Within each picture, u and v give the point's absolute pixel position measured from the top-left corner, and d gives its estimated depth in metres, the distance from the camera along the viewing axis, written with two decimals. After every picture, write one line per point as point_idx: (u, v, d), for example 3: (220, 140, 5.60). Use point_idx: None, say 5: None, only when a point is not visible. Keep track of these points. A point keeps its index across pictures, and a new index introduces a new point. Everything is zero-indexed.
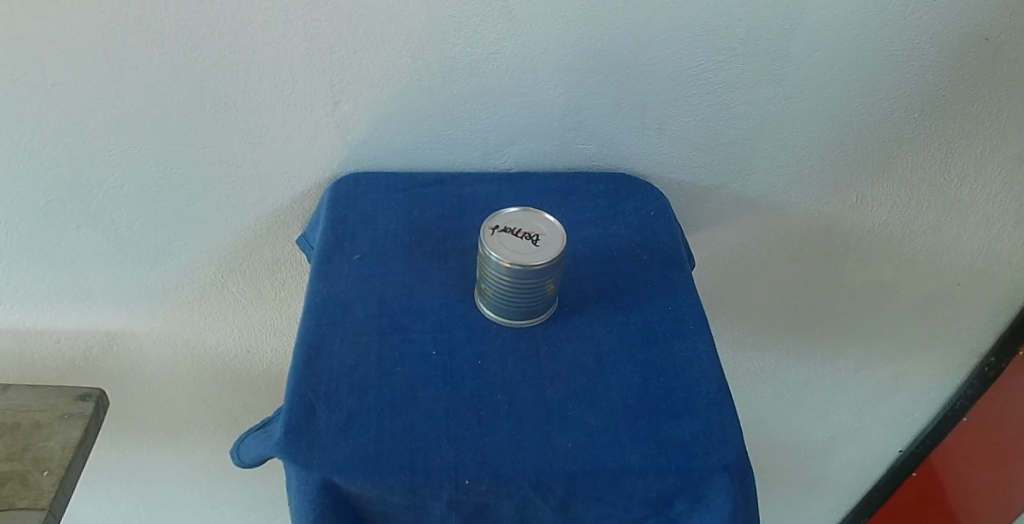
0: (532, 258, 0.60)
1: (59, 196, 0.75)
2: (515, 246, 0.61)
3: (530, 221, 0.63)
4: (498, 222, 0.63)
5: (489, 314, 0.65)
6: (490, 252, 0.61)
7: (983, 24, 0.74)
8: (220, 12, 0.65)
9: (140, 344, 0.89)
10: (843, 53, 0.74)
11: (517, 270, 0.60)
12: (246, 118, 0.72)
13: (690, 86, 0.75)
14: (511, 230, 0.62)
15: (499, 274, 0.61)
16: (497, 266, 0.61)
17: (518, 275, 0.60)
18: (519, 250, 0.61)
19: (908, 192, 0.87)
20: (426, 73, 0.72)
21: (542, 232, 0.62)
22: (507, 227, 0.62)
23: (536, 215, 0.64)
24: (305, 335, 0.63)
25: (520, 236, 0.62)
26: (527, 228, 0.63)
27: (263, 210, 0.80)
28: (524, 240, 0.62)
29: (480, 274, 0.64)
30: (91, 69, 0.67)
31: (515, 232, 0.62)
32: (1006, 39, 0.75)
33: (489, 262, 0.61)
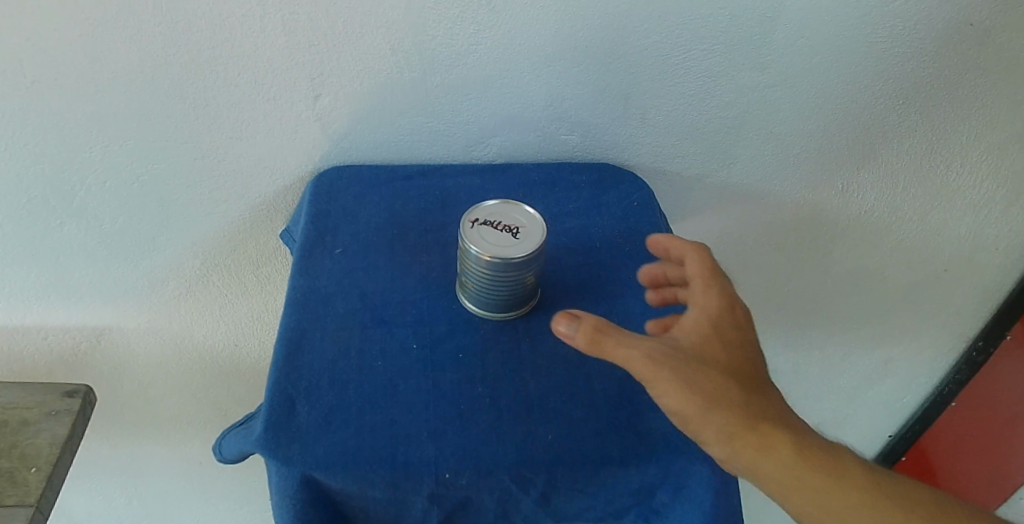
0: (513, 251, 0.60)
1: (43, 193, 0.74)
2: (495, 240, 0.61)
3: (510, 214, 0.63)
4: (478, 215, 0.63)
5: (470, 306, 0.65)
6: (469, 246, 0.61)
7: (967, 10, 0.73)
8: (197, 7, 0.65)
9: (128, 340, 0.89)
10: (825, 40, 0.74)
11: (497, 264, 0.60)
12: (227, 113, 0.72)
13: (673, 75, 0.75)
14: (490, 223, 0.63)
15: (479, 267, 0.61)
16: (476, 259, 0.61)
17: (501, 269, 0.60)
18: (499, 244, 0.61)
19: (892, 179, 0.87)
20: (407, 65, 0.71)
21: (521, 224, 0.62)
22: (487, 220, 0.62)
23: (516, 207, 0.64)
24: (285, 330, 0.63)
25: (500, 229, 0.62)
26: (507, 221, 0.63)
27: (247, 204, 0.80)
28: (505, 233, 0.62)
29: (461, 269, 0.64)
30: (70, 66, 0.67)
31: (495, 225, 0.62)
32: (990, 25, 0.75)
33: (468, 255, 0.61)
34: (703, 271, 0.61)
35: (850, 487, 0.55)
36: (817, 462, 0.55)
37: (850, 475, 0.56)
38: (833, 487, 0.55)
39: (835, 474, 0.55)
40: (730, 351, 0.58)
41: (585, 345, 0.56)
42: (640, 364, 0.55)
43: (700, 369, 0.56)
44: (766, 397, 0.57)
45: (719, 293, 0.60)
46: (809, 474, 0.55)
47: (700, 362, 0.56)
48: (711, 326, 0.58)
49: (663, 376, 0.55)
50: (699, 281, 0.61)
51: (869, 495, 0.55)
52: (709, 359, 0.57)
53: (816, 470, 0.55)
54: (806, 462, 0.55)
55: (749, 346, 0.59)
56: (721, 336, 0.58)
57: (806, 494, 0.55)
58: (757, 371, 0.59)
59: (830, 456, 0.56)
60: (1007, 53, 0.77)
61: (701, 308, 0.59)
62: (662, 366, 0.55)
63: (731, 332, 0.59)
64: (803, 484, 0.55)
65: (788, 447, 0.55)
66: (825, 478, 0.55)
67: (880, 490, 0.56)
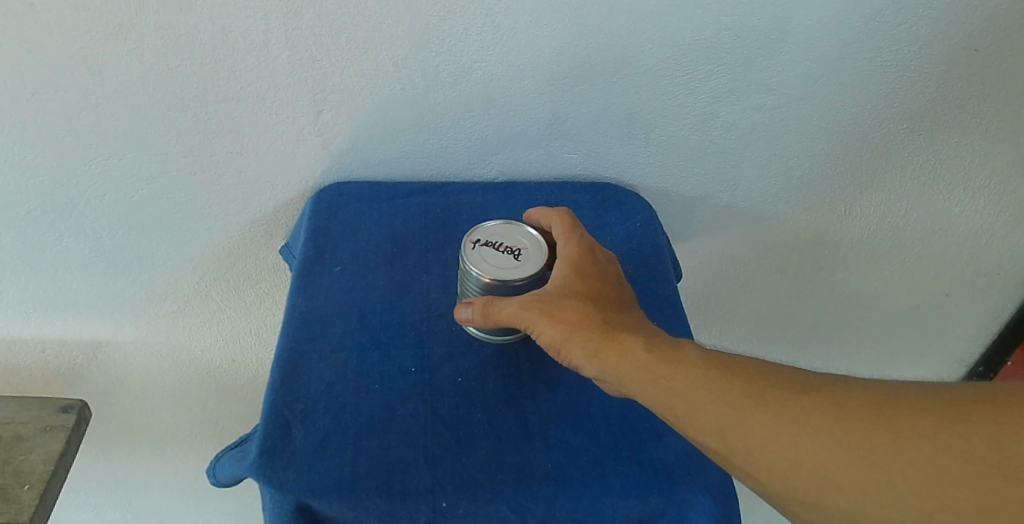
0: (513, 274, 0.61)
1: (41, 206, 0.74)
2: (495, 260, 0.62)
3: (513, 235, 0.64)
4: (479, 236, 0.64)
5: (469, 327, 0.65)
6: (470, 267, 0.61)
7: (974, 34, 0.73)
8: (200, 21, 0.64)
9: (125, 353, 0.88)
10: (831, 62, 0.74)
11: (497, 285, 0.61)
12: (228, 127, 0.72)
13: (678, 95, 0.75)
14: (492, 244, 0.63)
15: (479, 288, 0.62)
16: (478, 281, 0.61)
17: (499, 290, 0.61)
18: (499, 265, 0.62)
19: (897, 202, 0.87)
20: (410, 81, 0.71)
21: (523, 246, 0.63)
22: (488, 241, 0.63)
23: (518, 229, 0.65)
24: (282, 351, 0.62)
25: (501, 250, 0.63)
26: (508, 242, 0.64)
27: (246, 219, 0.79)
28: (506, 254, 0.63)
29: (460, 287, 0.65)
30: (71, 79, 0.66)
31: (496, 246, 0.63)
32: (997, 49, 0.74)
33: (469, 276, 0.62)
34: (562, 228, 0.66)
35: (767, 396, 0.52)
36: (715, 375, 0.53)
37: (760, 384, 0.53)
38: (747, 405, 0.52)
39: (741, 386, 0.53)
40: (589, 282, 0.61)
41: (477, 317, 0.60)
42: (513, 314, 0.59)
43: (557, 300, 0.59)
44: (637, 323, 0.59)
45: (577, 244, 0.64)
46: (707, 386, 0.53)
47: (561, 296, 0.60)
48: (569, 270, 0.62)
49: (529, 316, 0.59)
50: (561, 238, 0.65)
51: (789, 396, 0.52)
52: (567, 294, 0.60)
53: (719, 385, 0.53)
54: (703, 376, 0.54)
55: (608, 280, 0.63)
56: (580, 272, 0.62)
57: (717, 415, 0.52)
58: (617, 299, 0.61)
59: (728, 367, 0.54)
60: (1014, 77, 0.77)
61: (562, 260, 0.63)
62: (528, 308, 0.59)
63: (590, 270, 0.62)
64: (708, 401, 0.53)
65: (674, 362, 0.55)
66: (734, 394, 0.52)
67: (800, 390, 0.52)
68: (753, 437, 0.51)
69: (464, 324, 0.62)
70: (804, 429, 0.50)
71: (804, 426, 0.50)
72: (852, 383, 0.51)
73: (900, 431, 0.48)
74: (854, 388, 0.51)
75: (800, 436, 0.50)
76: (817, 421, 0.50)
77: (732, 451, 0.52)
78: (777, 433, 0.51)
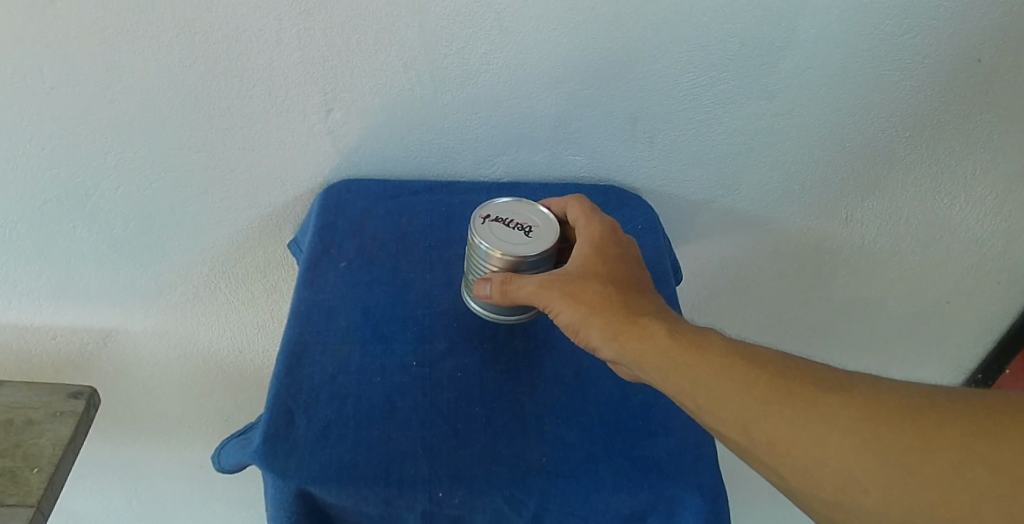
0: (524, 249, 0.63)
1: (56, 196, 0.76)
2: (507, 236, 0.63)
3: (524, 212, 0.66)
4: (489, 212, 0.65)
5: (477, 306, 0.66)
6: (480, 241, 0.63)
7: (978, 44, 0.74)
8: (214, 20, 0.66)
9: (134, 342, 0.90)
10: (835, 69, 0.75)
11: (507, 259, 0.62)
12: (240, 123, 0.73)
13: (682, 100, 0.76)
14: (502, 220, 0.65)
15: (489, 263, 0.63)
16: (487, 255, 0.63)
17: (510, 267, 0.62)
18: (511, 240, 0.63)
19: (899, 210, 0.87)
20: (418, 82, 0.72)
21: (534, 223, 0.65)
22: (498, 217, 0.65)
23: (529, 207, 0.66)
24: (287, 343, 0.64)
25: (512, 226, 0.64)
26: (520, 219, 0.65)
27: (256, 214, 0.81)
28: (517, 231, 0.64)
29: (467, 264, 0.66)
30: (88, 74, 0.68)
31: (507, 223, 0.65)
32: (1002, 59, 0.75)
33: (479, 251, 0.63)
34: (582, 211, 0.67)
35: (796, 392, 0.53)
36: (743, 368, 0.55)
37: (788, 379, 0.54)
38: (775, 399, 0.53)
39: (769, 380, 0.54)
40: (611, 266, 0.63)
41: (494, 293, 0.62)
42: (532, 292, 0.61)
43: (581, 283, 0.61)
44: (666, 314, 0.60)
45: (600, 226, 0.65)
46: (734, 378, 0.54)
47: (582, 277, 0.61)
48: (590, 251, 0.63)
49: (550, 295, 0.60)
50: (582, 220, 0.66)
51: (818, 393, 0.53)
52: (588, 275, 0.62)
53: (746, 377, 0.54)
54: (731, 368, 0.55)
55: (628, 262, 0.64)
56: (603, 255, 0.63)
57: (744, 408, 0.53)
58: (638, 284, 0.62)
59: (756, 360, 0.55)
60: (1018, 87, 0.77)
61: (584, 240, 0.65)
62: (549, 289, 0.61)
63: (613, 254, 0.64)
64: (735, 394, 0.54)
65: (701, 353, 0.56)
66: (762, 388, 0.53)
67: (830, 387, 0.53)
68: (776, 429, 0.52)
69: (481, 299, 0.63)
70: (832, 428, 0.51)
71: (834, 425, 0.51)
72: (882, 387, 0.52)
73: (931, 439, 0.49)
74: (882, 390, 0.52)
75: (827, 435, 0.51)
76: (846, 421, 0.51)
77: (755, 445, 0.53)
78: (802, 427, 0.52)
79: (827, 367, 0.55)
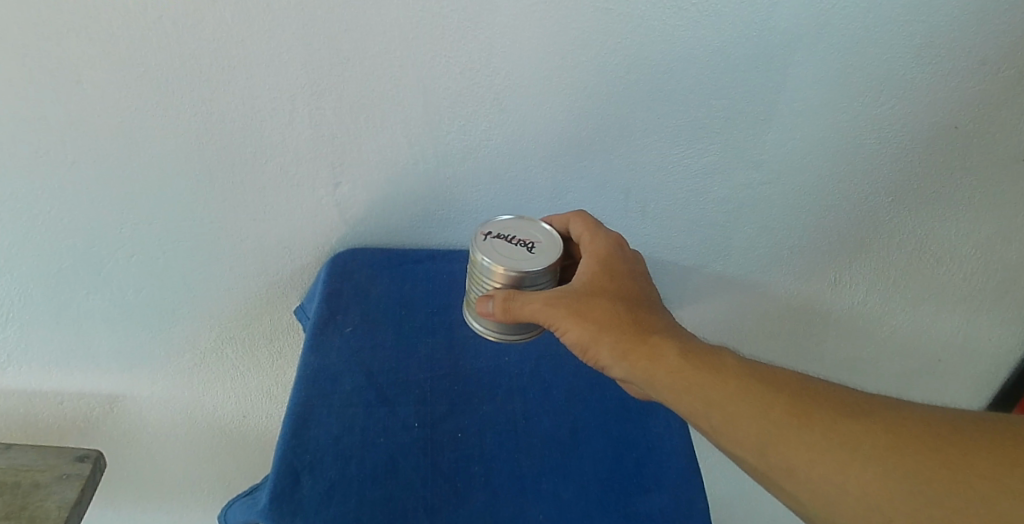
0: (527, 264, 0.64)
1: (72, 264, 0.79)
2: (509, 252, 0.65)
3: (526, 230, 0.68)
4: (490, 229, 0.67)
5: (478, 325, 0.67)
6: (482, 257, 0.64)
7: (952, 114, 0.78)
8: (232, 100, 0.71)
9: (140, 407, 0.92)
10: (816, 141, 0.79)
11: (509, 275, 0.63)
12: (252, 195, 0.77)
13: (672, 173, 0.80)
14: (504, 236, 0.66)
15: (491, 279, 0.64)
16: (489, 271, 0.64)
17: (513, 282, 0.64)
18: (513, 255, 0.64)
19: (885, 274, 0.91)
20: (422, 157, 0.77)
21: (535, 240, 0.66)
22: (500, 233, 0.66)
23: (530, 225, 0.68)
24: (294, 405, 0.66)
25: (514, 242, 0.66)
26: (522, 235, 0.67)
27: (264, 281, 0.84)
28: (519, 247, 0.66)
29: (471, 282, 0.68)
30: (110, 149, 0.72)
31: (508, 239, 0.66)
32: (975, 128, 0.79)
33: (480, 267, 0.65)
34: (586, 228, 0.70)
35: (813, 416, 0.57)
36: (757, 391, 0.58)
37: (801, 402, 0.57)
38: (788, 421, 0.57)
39: (783, 403, 0.58)
40: (619, 283, 0.66)
41: (496, 310, 0.64)
42: (536, 309, 0.63)
43: (588, 300, 0.63)
44: (680, 335, 0.63)
45: (605, 242, 0.68)
46: (752, 403, 0.58)
47: (589, 295, 0.64)
48: (596, 268, 0.66)
49: (556, 313, 0.63)
50: (588, 236, 0.69)
51: (836, 419, 0.56)
52: (595, 292, 0.64)
53: (764, 401, 0.58)
54: (746, 391, 0.58)
55: (634, 277, 0.67)
56: (611, 272, 0.66)
57: (762, 431, 0.57)
58: (647, 301, 0.65)
59: (773, 385, 0.59)
60: (993, 155, 0.82)
61: (590, 257, 0.67)
62: (555, 306, 0.63)
63: (620, 270, 0.67)
64: (751, 416, 0.58)
65: (716, 375, 0.59)
66: (777, 410, 0.57)
67: (848, 413, 0.56)
68: (795, 453, 0.56)
69: (484, 315, 0.65)
70: (853, 454, 0.55)
71: (855, 450, 0.55)
72: (901, 413, 0.56)
73: (955, 465, 0.52)
74: (901, 417, 0.55)
75: (847, 461, 0.55)
76: (867, 448, 0.55)
77: (776, 469, 0.57)
78: (822, 452, 0.55)
79: (843, 391, 0.58)
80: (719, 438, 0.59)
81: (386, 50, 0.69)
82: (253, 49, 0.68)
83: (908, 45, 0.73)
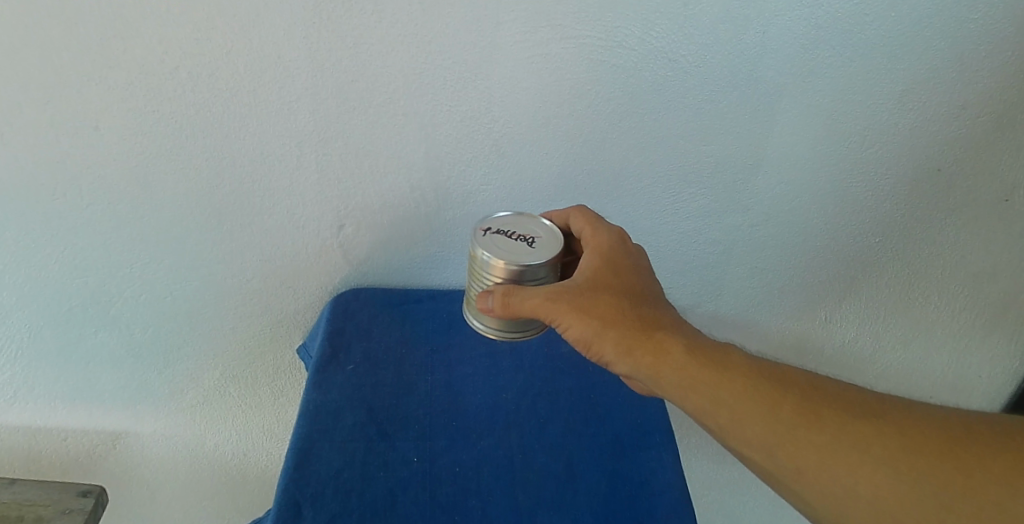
0: (527, 257, 0.64)
1: (82, 302, 0.81)
2: (510, 246, 0.65)
3: (526, 226, 0.68)
4: (490, 224, 0.67)
5: (478, 323, 0.67)
6: (482, 251, 0.64)
7: (934, 157, 0.81)
8: (242, 146, 0.74)
9: (142, 444, 0.93)
10: (803, 185, 0.82)
11: (510, 269, 0.63)
12: (259, 236, 0.80)
13: (665, 215, 0.83)
14: (504, 232, 0.67)
15: (492, 273, 0.64)
16: (490, 265, 0.64)
17: (515, 276, 0.64)
18: (513, 250, 0.64)
19: (874, 313, 0.93)
20: (423, 200, 0.79)
21: (536, 235, 0.67)
22: (500, 229, 0.66)
23: (530, 221, 0.68)
24: (296, 440, 0.68)
25: (514, 237, 0.66)
26: (522, 231, 0.67)
27: (268, 320, 0.86)
28: (519, 241, 0.66)
29: (470, 279, 0.68)
30: (123, 191, 0.75)
31: (509, 234, 0.66)
32: (957, 170, 0.82)
33: (481, 262, 0.65)
34: (586, 222, 0.71)
35: (823, 418, 0.59)
36: (765, 391, 0.61)
37: (812, 404, 0.60)
38: (795, 420, 0.59)
39: (789, 403, 0.60)
40: (622, 277, 0.67)
41: (496, 305, 0.64)
42: (538, 305, 0.63)
43: (592, 295, 0.64)
44: (686, 331, 0.64)
45: (608, 235, 0.69)
46: (763, 404, 0.60)
47: (593, 290, 0.65)
48: (598, 262, 0.67)
49: (558, 308, 0.63)
50: (589, 230, 0.70)
51: (845, 421, 0.59)
52: (598, 287, 0.65)
53: (775, 402, 0.60)
54: (755, 391, 0.61)
55: (636, 271, 0.68)
56: (614, 267, 0.67)
57: (772, 431, 0.59)
58: (650, 296, 0.67)
59: (782, 385, 0.61)
60: (975, 196, 0.84)
61: (591, 250, 0.68)
62: (558, 301, 0.63)
63: (623, 264, 0.67)
64: (761, 416, 0.60)
65: (724, 374, 0.61)
66: (784, 410, 0.60)
67: (857, 416, 0.59)
68: (805, 455, 0.59)
69: (484, 311, 0.65)
70: (864, 456, 0.57)
71: (866, 452, 0.57)
72: (910, 417, 0.58)
73: (966, 470, 0.55)
74: (910, 420, 0.58)
75: (858, 463, 0.57)
76: (878, 451, 0.57)
77: (786, 470, 0.60)
78: (833, 454, 0.58)
79: (850, 393, 0.61)
80: (727, 436, 0.61)
81: (390, 99, 0.73)
82: (263, 98, 0.71)
83: (889, 94, 0.77)
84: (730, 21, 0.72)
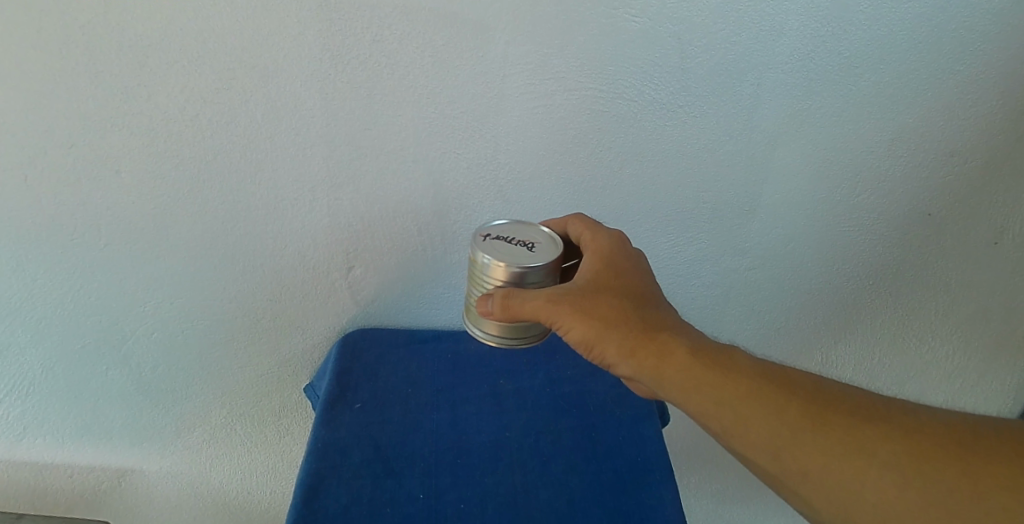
0: (527, 260, 0.65)
1: (95, 340, 0.84)
2: (510, 250, 0.66)
3: (525, 232, 0.69)
4: (489, 232, 0.68)
5: (478, 331, 0.67)
6: (482, 255, 0.65)
7: (923, 202, 0.84)
8: (257, 190, 0.77)
9: (147, 482, 0.95)
10: (797, 230, 0.85)
11: (510, 272, 0.64)
12: (270, 277, 0.82)
13: (664, 259, 0.86)
14: (503, 238, 0.67)
15: (491, 277, 0.65)
16: (490, 268, 0.65)
17: (515, 279, 0.64)
18: (513, 255, 0.65)
19: (869, 354, 0.95)
20: (430, 244, 0.82)
21: (535, 241, 0.67)
22: (499, 235, 0.67)
23: (529, 228, 0.69)
24: (304, 477, 0.69)
25: (514, 243, 0.67)
26: (522, 237, 0.68)
27: (277, 359, 0.88)
28: (519, 246, 0.67)
29: (469, 285, 0.68)
30: (140, 232, 0.78)
31: (508, 240, 0.67)
32: (945, 214, 0.85)
33: (480, 266, 0.65)
34: (585, 227, 0.72)
35: (827, 421, 0.59)
36: (768, 393, 0.61)
37: (816, 406, 0.60)
38: (800, 423, 0.59)
39: (793, 405, 0.60)
40: (623, 279, 0.67)
41: (496, 309, 0.64)
42: (539, 307, 0.63)
43: (595, 297, 0.65)
44: (688, 332, 0.65)
45: (608, 238, 0.70)
46: (767, 406, 0.60)
47: (593, 292, 0.65)
48: (599, 265, 0.68)
49: (559, 310, 0.64)
50: (589, 234, 0.71)
51: (850, 424, 0.59)
52: (599, 289, 0.66)
53: (779, 404, 0.60)
54: (758, 392, 0.61)
55: (637, 273, 0.68)
56: (615, 269, 0.67)
57: (776, 433, 0.59)
58: (651, 297, 0.67)
59: (785, 387, 0.61)
60: (964, 239, 0.87)
61: (591, 253, 0.69)
62: (559, 304, 0.64)
63: (623, 266, 0.68)
64: (764, 418, 0.60)
65: (726, 376, 0.61)
66: (788, 413, 0.60)
67: (862, 418, 0.59)
68: (809, 457, 0.58)
69: (484, 315, 0.65)
70: (871, 460, 0.57)
71: (872, 456, 0.57)
72: (917, 420, 0.58)
73: (975, 476, 0.55)
74: (918, 423, 0.58)
75: (864, 468, 0.57)
76: (885, 455, 0.57)
77: (790, 474, 0.59)
78: (839, 458, 0.58)
79: (855, 395, 0.61)
80: (731, 439, 0.61)
81: (401, 147, 0.76)
82: (279, 145, 0.75)
83: (878, 144, 0.80)
84: (726, 74, 0.75)
